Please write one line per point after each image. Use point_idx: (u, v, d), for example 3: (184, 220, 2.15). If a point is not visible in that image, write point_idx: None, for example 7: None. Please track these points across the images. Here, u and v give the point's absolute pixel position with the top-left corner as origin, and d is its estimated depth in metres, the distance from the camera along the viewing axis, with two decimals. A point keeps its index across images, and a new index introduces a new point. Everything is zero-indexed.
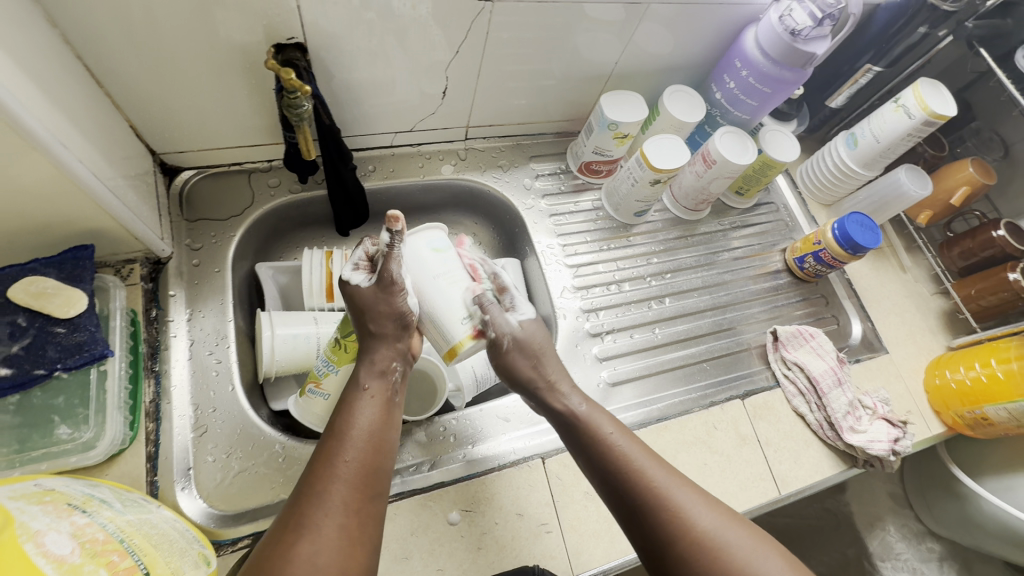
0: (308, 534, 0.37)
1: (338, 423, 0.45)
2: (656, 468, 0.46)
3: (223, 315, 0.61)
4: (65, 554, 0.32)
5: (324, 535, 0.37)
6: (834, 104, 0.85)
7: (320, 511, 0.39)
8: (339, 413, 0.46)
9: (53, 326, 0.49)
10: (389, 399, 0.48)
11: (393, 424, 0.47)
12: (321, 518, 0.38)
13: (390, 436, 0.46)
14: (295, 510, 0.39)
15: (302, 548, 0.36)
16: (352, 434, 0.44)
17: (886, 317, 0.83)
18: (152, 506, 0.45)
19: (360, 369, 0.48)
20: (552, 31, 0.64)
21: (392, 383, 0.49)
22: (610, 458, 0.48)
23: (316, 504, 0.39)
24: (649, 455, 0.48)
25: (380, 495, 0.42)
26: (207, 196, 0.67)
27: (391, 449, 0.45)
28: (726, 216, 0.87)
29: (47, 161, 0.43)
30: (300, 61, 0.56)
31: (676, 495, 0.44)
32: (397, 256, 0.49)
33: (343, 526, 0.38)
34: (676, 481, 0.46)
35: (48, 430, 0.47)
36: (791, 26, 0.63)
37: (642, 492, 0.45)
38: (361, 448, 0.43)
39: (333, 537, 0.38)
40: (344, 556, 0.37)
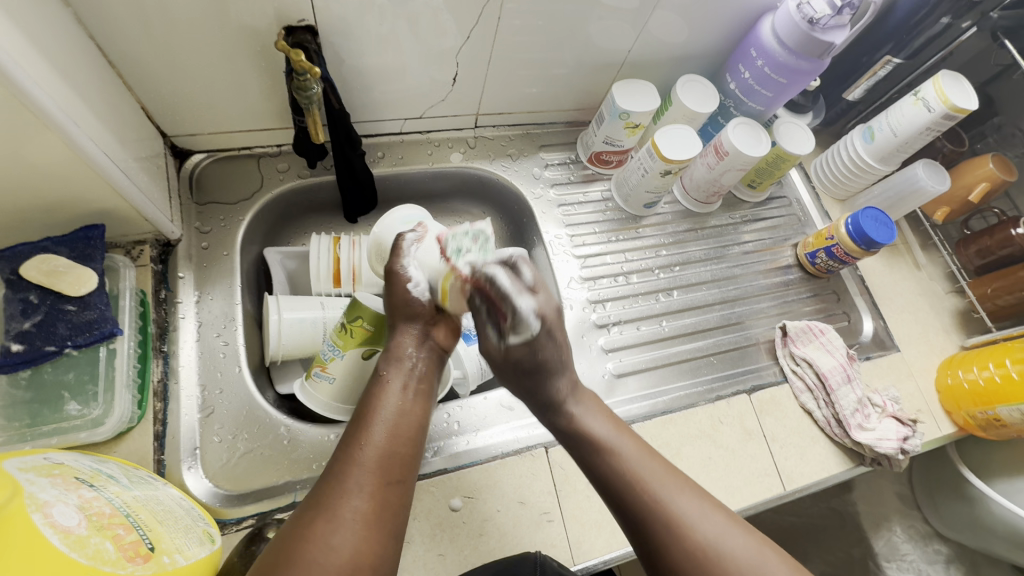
0: (325, 514, 0.37)
1: (362, 408, 0.45)
2: (659, 476, 0.45)
3: (231, 298, 0.61)
4: (72, 526, 0.32)
5: (341, 517, 0.37)
6: (851, 96, 0.84)
7: (338, 493, 0.39)
8: (364, 398, 0.46)
9: (64, 304, 0.49)
10: (412, 382, 0.48)
11: (421, 409, 0.47)
12: (339, 498, 0.38)
13: (415, 422, 0.45)
14: (316, 490, 0.39)
15: (319, 527, 0.36)
16: (373, 418, 0.44)
17: (899, 314, 0.82)
18: (159, 484, 0.46)
19: (383, 356, 0.50)
20: (565, 18, 0.63)
21: (414, 368, 0.49)
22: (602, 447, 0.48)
23: (335, 485, 0.39)
24: (649, 458, 0.47)
25: (401, 481, 0.41)
26: (217, 179, 0.67)
27: (414, 436, 0.45)
28: (738, 210, 0.86)
29: (60, 141, 0.43)
30: (310, 44, 0.56)
31: (676, 499, 0.44)
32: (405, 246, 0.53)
33: (359, 509, 0.38)
34: (676, 485, 0.45)
35: (59, 405, 0.48)
36: (809, 14, 0.61)
37: (651, 517, 0.43)
38: (382, 432, 0.43)
39: (350, 518, 0.37)
40: (359, 538, 0.37)
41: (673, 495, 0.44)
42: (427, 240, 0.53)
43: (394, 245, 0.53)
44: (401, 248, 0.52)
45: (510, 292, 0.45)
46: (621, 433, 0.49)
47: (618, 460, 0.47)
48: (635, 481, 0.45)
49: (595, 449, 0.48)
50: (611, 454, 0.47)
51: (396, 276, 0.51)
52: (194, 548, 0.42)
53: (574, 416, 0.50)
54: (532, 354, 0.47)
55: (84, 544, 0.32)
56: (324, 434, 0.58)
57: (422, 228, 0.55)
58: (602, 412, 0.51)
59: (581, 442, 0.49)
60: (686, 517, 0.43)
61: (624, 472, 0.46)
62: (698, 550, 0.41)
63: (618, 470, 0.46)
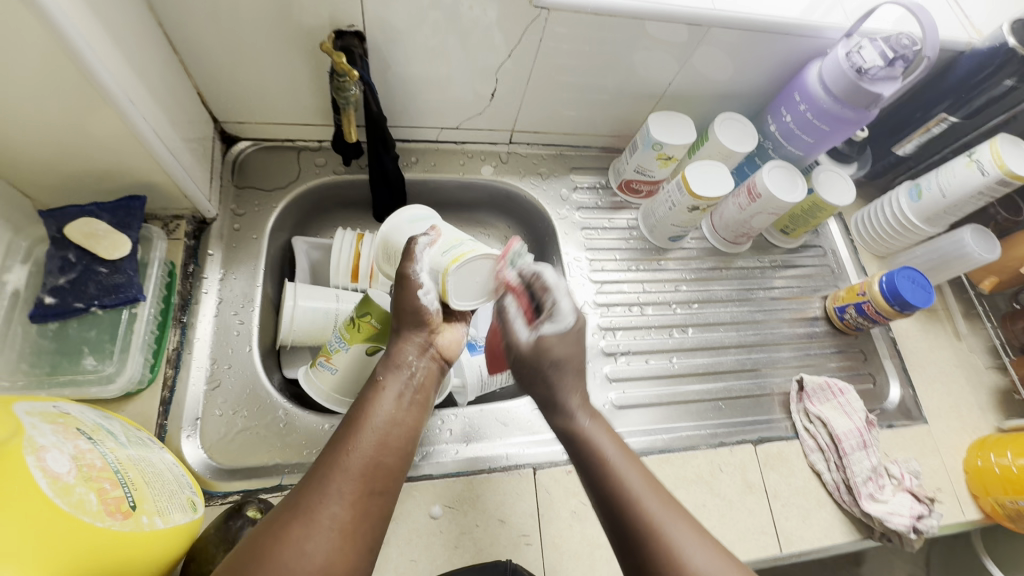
0: (302, 517, 0.37)
1: (355, 411, 0.46)
2: (657, 501, 0.44)
3: (253, 280, 0.64)
4: (61, 473, 0.34)
5: (318, 522, 0.37)
6: (901, 151, 0.80)
7: (318, 498, 0.39)
8: (358, 401, 0.47)
9: (97, 266, 0.52)
10: (407, 391, 0.48)
11: (413, 420, 0.47)
12: (319, 502, 0.39)
13: (406, 433, 0.46)
14: (297, 493, 0.39)
15: (293, 531, 0.37)
16: (363, 425, 0.44)
17: (930, 384, 0.77)
18: (155, 447, 0.48)
19: (381, 361, 0.50)
20: (607, 46, 0.64)
21: (410, 376, 0.49)
22: (604, 469, 0.46)
23: (316, 490, 0.39)
24: (656, 487, 0.45)
25: (383, 492, 0.42)
26: (258, 167, 0.71)
27: (402, 447, 0.45)
28: (768, 254, 0.84)
29: (116, 117, 0.47)
30: (356, 48, 0.58)
31: (676, 531, 0.42)
32: (417, 249, 0.51)
33: (337, 516, 0.38)
34: (678, 515, 0.43)
35: (77, 358, 0.49)
36: (858, 63, 0.60)
37: (644, 543, 0.42)
38: (372, 441, 0.43)
39: (326, 525, 0.38)
40: (333, 546, 0.37)
41: (671, 523, 0.42)
42: (439, 243, 0.52)
43: (405, 247, 0.51)
44: (413, 252, 0.51)
45: (553, 287, 0.51)
46: (627, 455, 0.47)
47: (620, 483, 0.45)
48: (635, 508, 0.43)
49: (598, 467, 0.46)
50: (614, 473, 0.46)
51: (406, 279, 0.51)
52: (174, 512, 0.43)
53: (582, 429, 0.49)
54: (563, 346, 0.51)
55: (69, 492, 0.34)
56: (319, 422, 0.59)
57: (435, 230, 0.53)
58: (609, 430, 0.50)
59: (586, 459, 0.47)
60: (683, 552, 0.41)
61: (627, 496, 0.44)
62: None
63: (620, 494, 0.44)
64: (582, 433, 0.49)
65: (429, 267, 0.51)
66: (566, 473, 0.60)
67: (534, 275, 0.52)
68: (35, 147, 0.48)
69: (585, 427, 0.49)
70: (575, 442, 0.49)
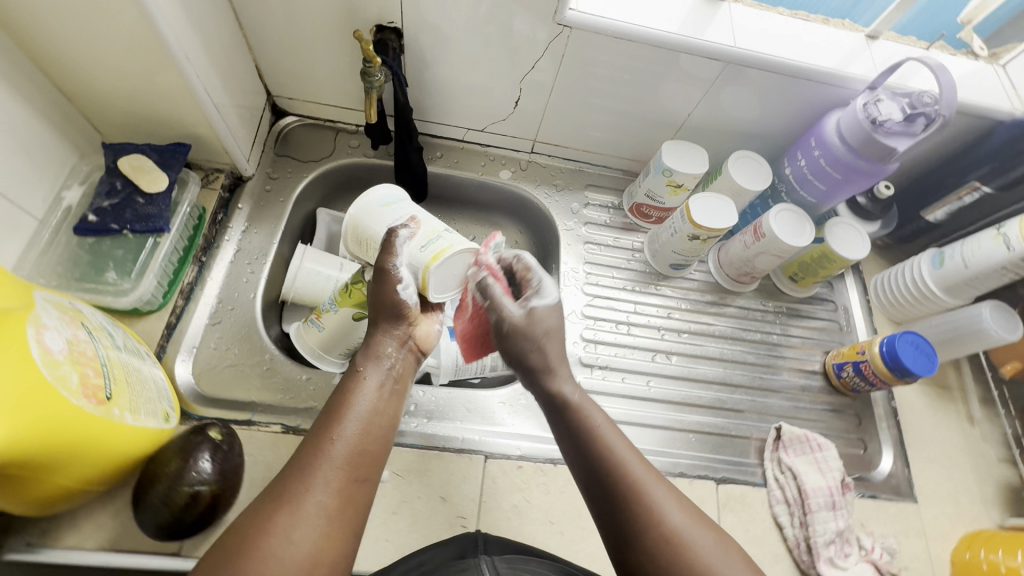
0: (288, 509, 0.40)
1: (336, 403, 0.49)
2: (641, 465, 0.47)
3: (271, 237, 0.71)
4: (54, 349, 0.40)
5: (305, 511, 0.41)
6: (931, 217, 0.77)
7: (304, 489, 0.42)
8: (339, 393, 0.50)
9: (137, 196, 0.59)
10: (390, 384, 0.52)
11: (393, 409, 0.50)
12: (304, 493, 0.42)
13: (386, 422, 0.49)
14: (279, 486, 0.42)
15: (280, 520, 0.40)
16: (346, 417, 0.47)
17: (928, 463, 0.72)
18: (147, 359, 0.54)
19: (360, 353, 0.53)
20: (629, 69, 0.67)
21: (391, 369, 0.52)
22: (591, 437, 0.50)
23: (301, 481, 0.42)
24: (637, 454, 0.49)
25: (366, 479, 0.45)
26: (299, 140, 0.79)
27: (385, 436, 0.48)
28: (774, 299, 0.82)
29: (174, 71, 0.54)
30: (391, 42, 0.64)
31: (657, 492, 0.45)
32: (392, 244, 0.54)
33: (323, 505, 0.42)
34: (658, 480, 0.47)
35: (102, 271, 0.57)
36: (874, 114, 0.60)
37: (624, 500, 0.45)
38: (354, 433, 0.46)
39: (312, 514, 0.41)
40: (321, 532, 0.40)
41: (651, 482, 0.46)
42: (418, 236, 0.54)
43: (386, 240, 0.54)
44: (393, 246, 0.54)
45: (536, 270, 0.58)
46: (610, 425, 0.51)
47: (607, 447, 0.49)
48: (620, 471, 0.47)
49: (586, 434, 0.50)
50: (600, 440, 0.49)
51: (385, 272, 0.54)
52: (145, 417, 0.48)
53: (570, 401, 0.53)
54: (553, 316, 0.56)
55: (55, 366, 0.40)
56: (298, 373, 0.64)
57: (414, 221, 0.56)
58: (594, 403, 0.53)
59: (575, 428, 0.51)
60: (664, 511, 0.44)
61: (611, 462, 0.47)
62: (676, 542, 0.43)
63: (607, 462, 0.48)
64: (570, 403, 0.53)
65: (407, 261, 0.54)
66: (515, 467, 0.61)
67: (514, 259, 0.58)
68: (109, 89, 0.56)
69: (574, 399, 0.53)
70: (564, 412, 0.53)
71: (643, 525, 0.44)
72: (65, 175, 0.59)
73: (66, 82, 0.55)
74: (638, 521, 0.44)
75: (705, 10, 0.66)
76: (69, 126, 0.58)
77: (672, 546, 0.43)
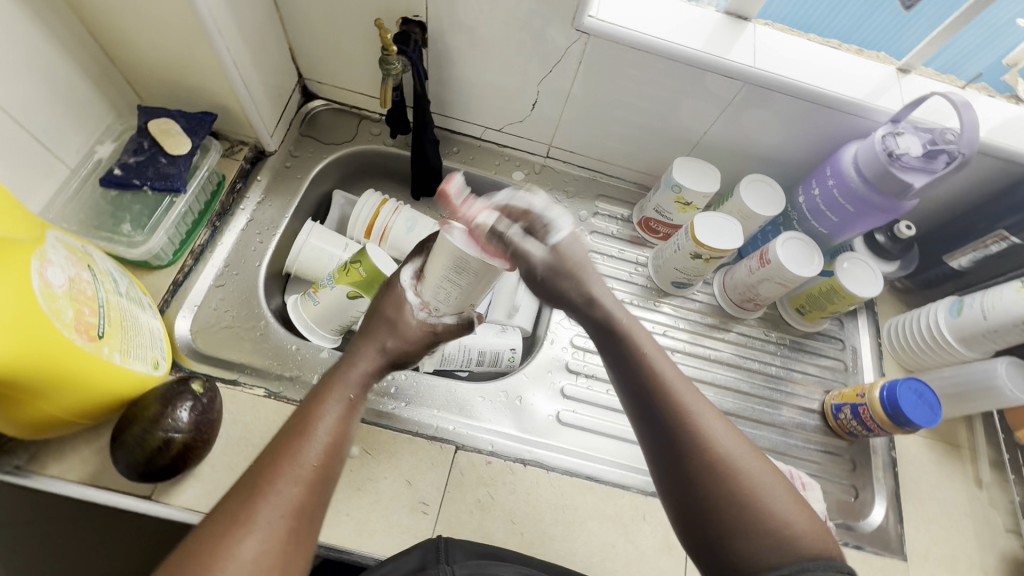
0: (251, 528, 0.37)
1: (298, 423, 0.44)
2: (690, 392, 0.47)
3: (283, 211, 0.74)
4: (55, 283, 0.43)
5: (269, 531, 0.37)
6: (955, 263, 0.73)
7: (266, 509, 0.38)
8: (303, 414, 0.45)
9: (160, 156, 0.63)
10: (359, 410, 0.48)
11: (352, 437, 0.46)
12: (267, 510, 0.38)
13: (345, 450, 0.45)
14: (241, 494, 0.39)
15: (240, 539, 0.36)
16: (312, 441, 0.43)
17: (924, 521, 0.68)
18: (147, 308, 0.57)
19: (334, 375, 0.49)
20: (645, 81, 0.68)
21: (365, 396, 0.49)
22: (641, 364, 0.49)
23: (261, 492, 0.39)
24: (685, 380, 0.48)
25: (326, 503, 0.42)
26: (324, 123, 0.82)
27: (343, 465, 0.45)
28: (779, 331, 0.80)
29: (206, 42, 0.58)
30: (414, 34, 0.66)
31: (707, 420, 0.45)
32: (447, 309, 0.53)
33: (285, 524, 0.38)
34: (707, 407, 0.46)
35: (119, 222, 0.60)
36: (892, 147, 0.58)
37: (681, 437, 0.45)
38: (321, 447, 0.43)
39: (268, 529, 0.37)
40: (281, 551, 0.37)
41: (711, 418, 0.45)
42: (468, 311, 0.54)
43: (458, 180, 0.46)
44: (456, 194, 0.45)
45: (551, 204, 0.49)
46: (658, 350, 0.50)
47: (657, 372, 0.48)
48: (670, 396, 0.46)
49: (635, 359, 0.49)
50: (649, 364, 0.48)
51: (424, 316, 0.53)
52: (134, 360, 0.51)
53: (619, 324, 0.51)
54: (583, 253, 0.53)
55: (53, 299, 0.43)
56: (288, 341, 0.66)
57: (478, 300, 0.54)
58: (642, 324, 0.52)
59: (623, 352, 0.50)
60: (715, 441, 0.44)
61: (662, 385, 0.47)
62: (729, 470, 0.43)
63: (657, 388, 0.47)
64: (619, 327, 0.51)
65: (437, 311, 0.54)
66: (484, 462, 0.61)
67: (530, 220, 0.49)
68: (147, 55, 0.60)
69: (623, 321, 0.51)
70: (613, 337, 0.51)
71: (696, 449, 0.44)
72: (101, 132, 0.63)
73: (110, 45, 0.60)
74: (692, 445, 0.44)
75: (729, 29, 0.66)
76: (110, 87, 0.63)
77: (727, 476, 0.43)
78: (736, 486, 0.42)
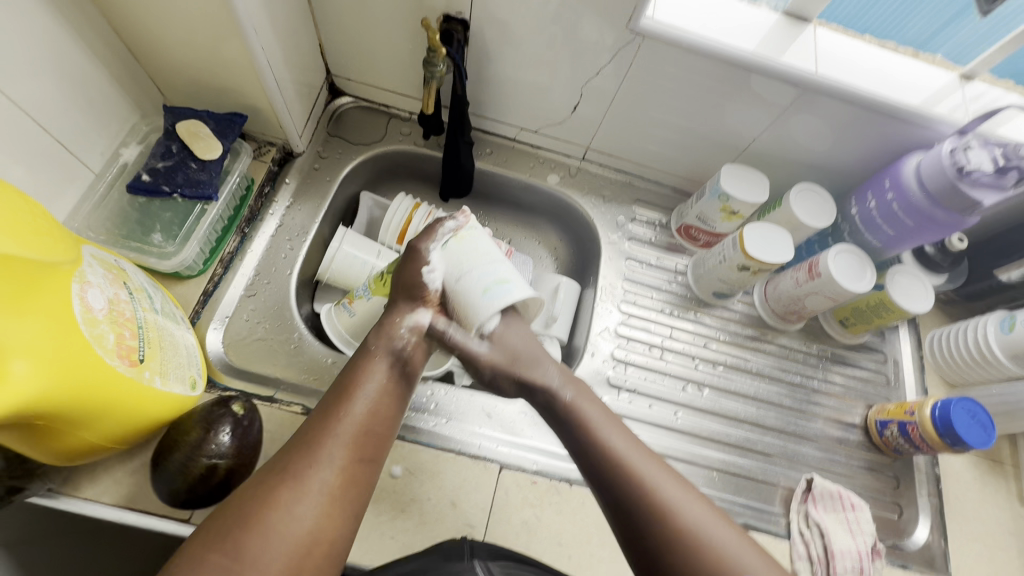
0: (293, 485, 0.42)
1: (345, 382, 0.49)
2: (646, 461, 0.49)
3: (314, 216, 0.71)
4: (94, 307, 0.40)
5: (308, 491, 0.42)
6: (1005, 276, 0.71)
7: (308, 466, 0.43)
8: (349, 372, 0.50)
9: (190, 161, 0.59)
10: (404, 369, 0.52)
11: (400, 392, 0.51)
12: (309, 470, 0.43)
13: (392, 403, 0.50)
14: (280, 461, 0.43)
15: (282, 495, 0.41)
16: (355, 397, 0.48)
17: (969, 540, 0.67)
18: (181, 324, 0.54)
19: (372, 332, 0.53)
20: (697, 85, 0.64)
21: (398, 348, 0.52)
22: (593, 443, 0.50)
23: (307, 457, 0.43)
24: (640, 449, 0.50)
25: (371, 460, 0.46)
26: (351, 121, 0.78)
27: (392, 421, 0.49)
28: (820, 342, 0.78)
29: (238, 39, 0.53)
30: (456, 33, 0.62)
31: (665, 487, 0.47)
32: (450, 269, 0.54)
33: (326, 482, 0.43)
34: (665, 474, 0.48)
35: (149, 231, 0.57)
36: (961, 162, 0.55)
37: (640, 508, 0.46)
38: (363, 408, 0.48)
39: (315, 491, 0.42)
40: (321, 509, 0.42)
41: (684, 501, 0.46)
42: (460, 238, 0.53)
43: (432, 226, 0.55)
44: (435, 232, 0.54)
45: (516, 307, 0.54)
46: (611, 422, 0.52)
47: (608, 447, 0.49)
48: (626, 469, 0.48)
49: (586, 435, 0.51)
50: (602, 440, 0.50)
51: (417, 254, 0.54)
52: (173, 381, 0.49)
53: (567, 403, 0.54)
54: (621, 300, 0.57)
55: (93, 325, 0.40)
56: (324, 355, 0.64)
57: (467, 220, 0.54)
58: (592, 400, 0.54)
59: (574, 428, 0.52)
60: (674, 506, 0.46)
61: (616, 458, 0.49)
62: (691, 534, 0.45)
63: (610, 462, 0.48)
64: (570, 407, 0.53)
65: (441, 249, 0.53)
66: (529, 483, 0.59)
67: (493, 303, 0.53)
68: (177, 54, 0.57)
69: (570, 400, 0.54)
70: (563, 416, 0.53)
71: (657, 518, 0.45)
72: (126, 133, 0.60)
73: (135, 42, 0.56)
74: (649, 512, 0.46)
75: (788, 31, 0.62)
76: (135, 86, 0.59)
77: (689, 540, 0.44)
78: (697, 548, 0.44)
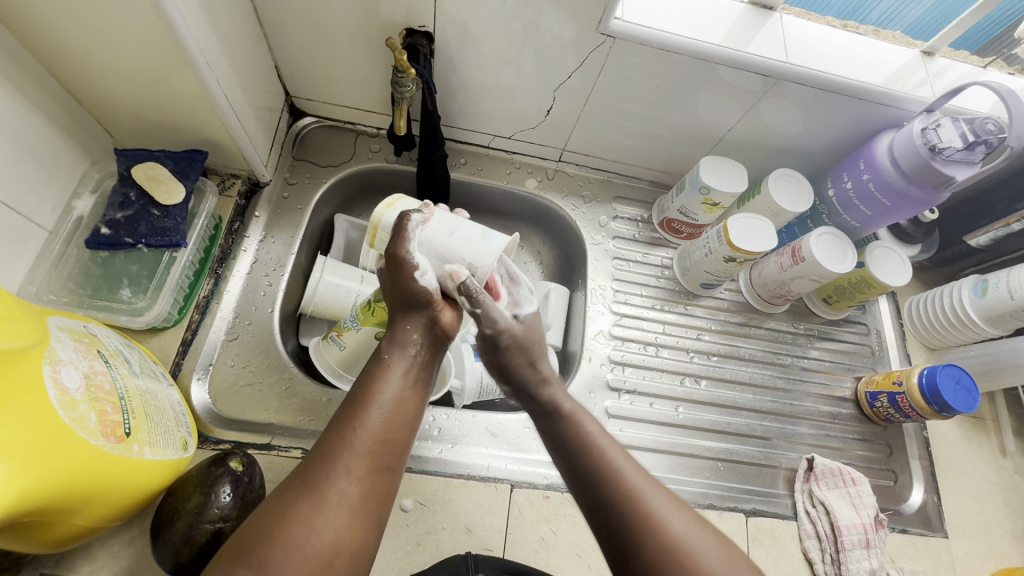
0: (312, 497, 0.37)
1: (360, 389, 0.44)
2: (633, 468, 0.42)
3: (289, 247, 0.68)
4: (71, 388, 0.38)
5: (327, 501, 0.37)
6: (975, 241, 0.74)
7: (327, 474, 0.38)
8: (364, 379, 0.45)
9: (152, 208, 0.57)
10: (418, 375, 0.46)
11: (419, 398, 0.45)
12: (326, 479, 0.38)
13: (412, 410, 0.44)
14: (297, 475, 0.38)
15: (302, 509, 0.36)
16: (371, 401, 0.42)
17: (960, 496, 0.70)
18: (164, 382, 0.51)
19: (385, 341, 0.47)
20: (668, 82, 0.64)
21: (410, 355, 0.46)
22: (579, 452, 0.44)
23: (324, 465, 0.38)
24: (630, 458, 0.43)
25: (394, 468, 0.41)
26: (317, 142, 0.75)
27: (414, 427, 0.43)
28: (806, 321, 0.80)
29: (192, 75, 0.50)
30: (422, 48, 0.60)
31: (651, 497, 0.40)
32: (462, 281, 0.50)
33: (345, 493, 0.38)
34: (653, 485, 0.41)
35: (116, 287, 0.54)
36: (933, 141, 0.57)
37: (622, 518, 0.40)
38: (380, 414, 0.42)
39: (336, 503, 0.37)
40: (343, 523, 0.37)
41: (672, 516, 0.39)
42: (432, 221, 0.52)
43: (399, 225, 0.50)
44: (406, 230, 0.50)
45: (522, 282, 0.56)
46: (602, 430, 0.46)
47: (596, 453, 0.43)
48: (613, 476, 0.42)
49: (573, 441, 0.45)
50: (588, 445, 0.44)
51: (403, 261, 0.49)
52: (164, 448, 0.46)
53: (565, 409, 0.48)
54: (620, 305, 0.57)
55: (72, 407, 0.37)
56: (318, 394, 0.61)
57: (429, 209, 0.53)
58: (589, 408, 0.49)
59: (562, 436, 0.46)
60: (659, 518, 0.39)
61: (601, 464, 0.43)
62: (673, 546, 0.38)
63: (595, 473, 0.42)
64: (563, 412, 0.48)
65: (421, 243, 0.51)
66: (542, 498, 0.59)
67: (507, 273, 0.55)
68: (125, 95, 0.53)
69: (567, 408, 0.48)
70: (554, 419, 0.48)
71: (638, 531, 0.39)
72: (76, 182, 0.56)
73: (77, 87, 0.52)
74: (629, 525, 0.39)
75: (754, 20, 0.62)
76: (81, 131, 0.55)
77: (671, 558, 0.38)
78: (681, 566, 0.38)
